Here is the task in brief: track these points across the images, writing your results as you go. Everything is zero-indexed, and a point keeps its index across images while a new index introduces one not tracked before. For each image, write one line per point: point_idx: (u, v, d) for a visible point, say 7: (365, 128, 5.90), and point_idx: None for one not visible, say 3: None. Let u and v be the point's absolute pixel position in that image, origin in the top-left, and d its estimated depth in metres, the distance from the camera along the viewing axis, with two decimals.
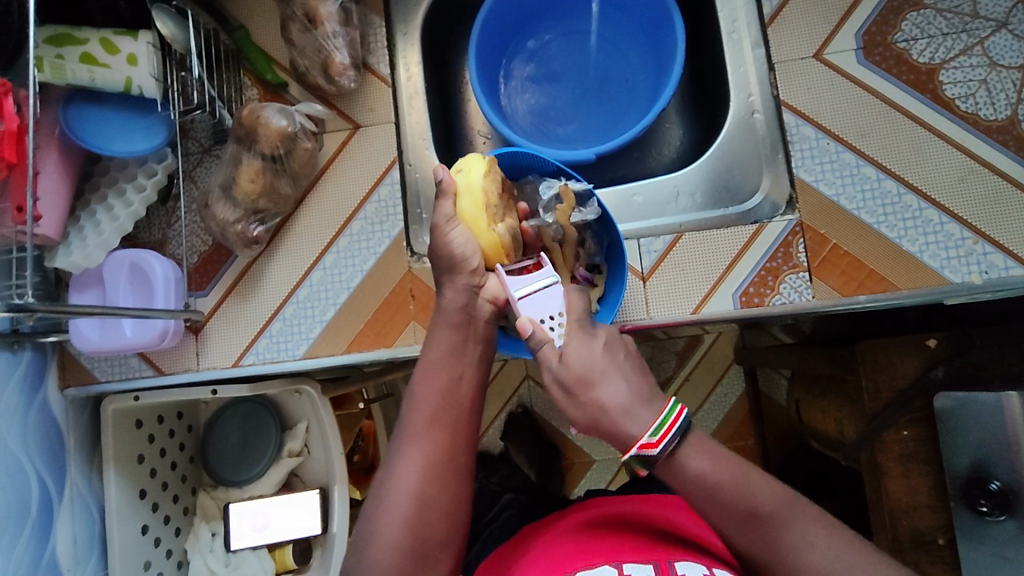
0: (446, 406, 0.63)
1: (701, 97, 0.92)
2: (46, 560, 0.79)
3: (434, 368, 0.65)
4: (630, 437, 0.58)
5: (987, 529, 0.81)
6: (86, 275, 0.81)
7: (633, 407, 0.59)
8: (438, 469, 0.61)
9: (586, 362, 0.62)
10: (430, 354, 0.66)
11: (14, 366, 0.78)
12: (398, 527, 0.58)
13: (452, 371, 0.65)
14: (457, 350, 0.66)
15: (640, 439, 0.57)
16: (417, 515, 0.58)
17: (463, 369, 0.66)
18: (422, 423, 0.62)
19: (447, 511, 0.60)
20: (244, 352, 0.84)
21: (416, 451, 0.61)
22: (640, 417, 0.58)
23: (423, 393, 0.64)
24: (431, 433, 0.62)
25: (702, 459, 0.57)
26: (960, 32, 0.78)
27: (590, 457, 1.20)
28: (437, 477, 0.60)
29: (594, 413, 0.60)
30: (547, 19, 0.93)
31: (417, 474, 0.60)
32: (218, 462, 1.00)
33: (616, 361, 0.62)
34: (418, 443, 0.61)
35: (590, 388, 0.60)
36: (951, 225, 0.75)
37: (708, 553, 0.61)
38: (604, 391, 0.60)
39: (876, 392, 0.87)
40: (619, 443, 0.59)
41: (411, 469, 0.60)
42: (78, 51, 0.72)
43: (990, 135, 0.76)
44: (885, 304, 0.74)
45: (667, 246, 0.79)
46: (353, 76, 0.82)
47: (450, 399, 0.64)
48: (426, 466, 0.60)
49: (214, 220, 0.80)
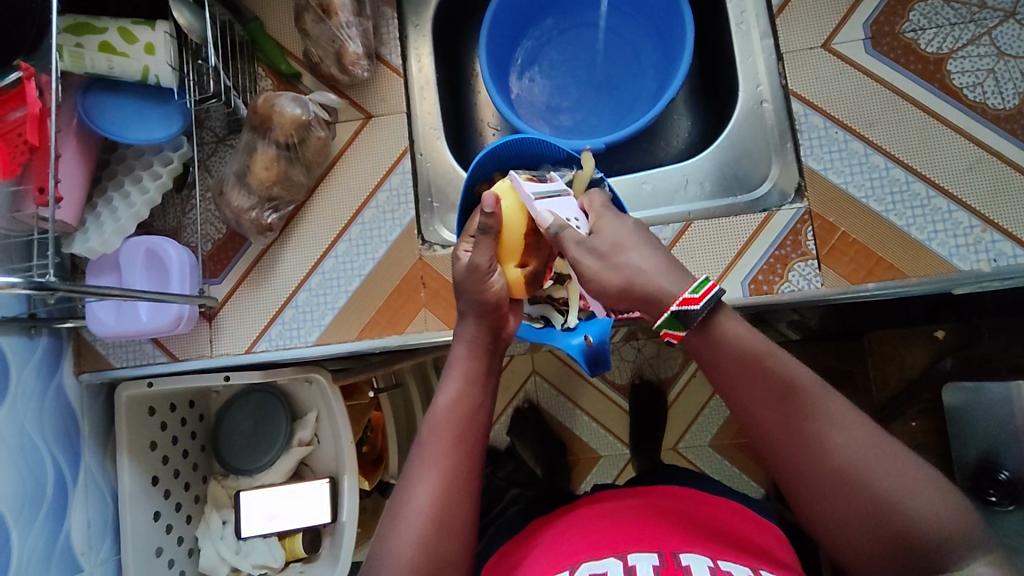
0: (465, 428, 0.60)
1: (710, 89, 0.93)
2: (61, 544, 0.80)
3: (454, 389, 0.62)
4: (669, 294, 0.51)
5: (999, 521, 0.79)
6: (103, 261, 0.82)
7: (665, 271, 0.53)
8: (457, 492, 0.57)
9: (614, 234, 0.57)
10: (452, 376, 0.63)
11: (32, 350, 0.79)
12: (412, 551, 0.54)
13: (473, 398, 0.62)
14: (477, 375, 0.63)
15: (681, 295, 0.50)
16: (433, 537, 0.55)
17: (483, 394, 0.63)
18: (442, 444, 0.59)
19: (461, 534, 0.57)
20: (257, 338, 0.84)
21: (433, 474, 0.57)
22: (675, 280, 0.52)
23: (441, 414, 0.60)
24: (452, 453, 0.58)
25: (738, 327, 0.50)
26: (968, 22, 0.79)
27: (596, 451, 1.21)
28: (454, 501, 0.57)
29: (628, 276, 0.53)
30: (557, 11, 0.94)
31: (434, 497, 0.56)
32: (229, 450, 1.01)
33: (646, 234, 0.57)
34: (435, 465, 0.58)
35: (622, 253, 0.55)
36: (959, 214, 0.75)
37: (718, 542, 0.61)
38: (637, 257, 0.54)
39: (884, 382, 0.95)
40: (655, 304, 0.52)
41: (427, 490, 0.56)
42: (97, 40, 0.73)
43: (998, 124, 0.76)
44: (894, 292, 0.75)
45: (676, 234, 0.80)
46: (366, 65, 0.83)
47: (471, 423, 0.61)
48: (444, 487, 0.57)
49: (229, 207, 0.81)
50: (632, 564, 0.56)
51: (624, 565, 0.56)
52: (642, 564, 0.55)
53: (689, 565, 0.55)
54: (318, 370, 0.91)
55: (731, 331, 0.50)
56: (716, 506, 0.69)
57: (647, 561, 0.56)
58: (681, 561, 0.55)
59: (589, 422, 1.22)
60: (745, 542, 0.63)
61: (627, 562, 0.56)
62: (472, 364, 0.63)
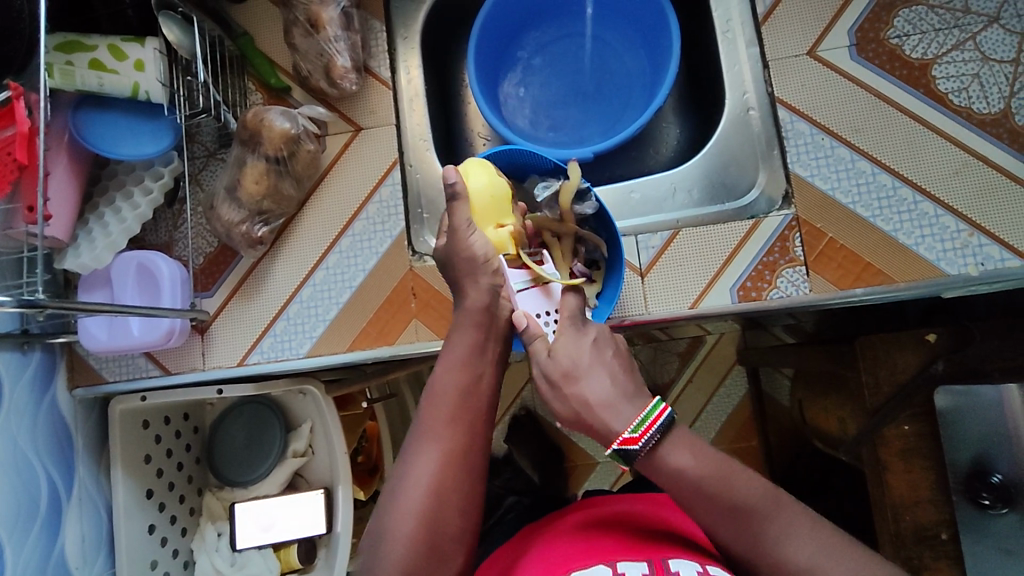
0: (464, 402, 0.62)
1: (698, 96, 0.94)
2: (55, 558, 0.80)
3: (454, 363, 0.64)
4: (613, 432, 0.58)
5: (990, 523, 0.81)
6: (94, 276, 0.82)
7: (616, 402, 0.59)
8: (453, 471, 0.59)
9: (571, 357, 0.62)
10: (452, 351, 0.65)
11: (24, 366, 0.79)
12: (415, 521, 0.57)
13: (472, 373, 0.64)
14: (476, 349, 0.65)
15: (622, 434, 0.57)
16: (433, 510, 0.57)
17: (483, 367, 0.65)
18: (439, 423, 0.61)
19: (462, 508, 0.59)
20: (249, 351, 0.85)
21: (434, 446, 0.60)
22: (622, 413, 0.58)
23: (442, 389, 0.62)
24: (447, 434, 0.60)
25: (683, 454, 0.56)
26: (952, 27, 0.79)
27: (594, 459, 1.20)
28: (454, 474, 0.59)
29: (575, 406, 0.60)
30: (545, 22, 0.95)
31: (435, 468, 0.58)
32: (224, 462, 1.01)
33: (603, 359, 0.62)
34: (437, 438, 0.60)
35: (574, 383, 0.61)
36: (946, 218, 0.75)
37: (706, 551, 0.61)
38: (588, 386, 0.60)
39: (877, 387, 0.88)
40: (602, 438, 0.59)
41: (429, 463, 0.59)
42: (87, 58, 0.74)
43: (984, 128, 0.77)
44: (883, 297, 0.75)
45: (664, 242, 0.81)
46: (354, 78, 0.84)
47: (471, 396, 0.63)
48: (445, 461, 0.59)
49: (220, 221, 0.82)
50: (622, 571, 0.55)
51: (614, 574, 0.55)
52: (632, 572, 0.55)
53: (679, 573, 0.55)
54: (311, 381, 0.91)
55: (677, 464, 0.56)
56: None
57: (637, 569, 0.56)
58: (669, 567, 0.56)
59: (585, 430, 1.22)
60: (730, 556, 0.63)
61: (617, 568, 0.56)
62: (474, 335, 0.65)
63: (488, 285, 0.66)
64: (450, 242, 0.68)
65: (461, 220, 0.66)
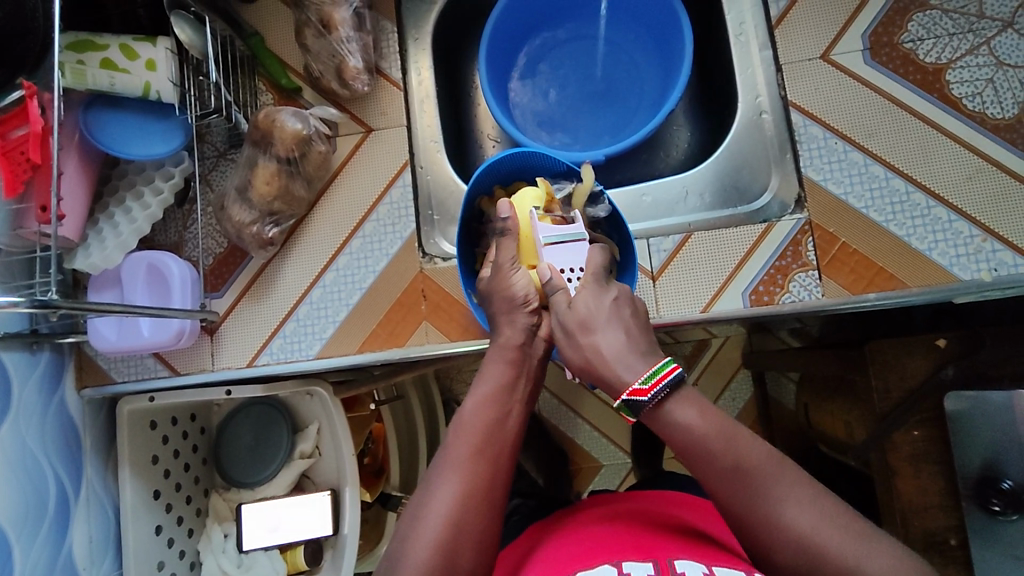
0: (492, 437, 0.60)
1: (709, 100, 0.94)
2: (63, 558, 0.80)
3: (486, 397, 0.63)
4: (624, 381, 0.58)
5: (1000, 529, 0.84)
6: (104, 276, 0.82)
7: (628, 356, 0.59)
8: (474, 498, 0.57)
9: (589, 307, 0.63)
10: (484, 381, 0.64)
11: (33, 366, 0.79)
12: (428, 553, 0.54)
13: (501, 407, 0.62)
14: (506, 387, 0.64)
15: (632, 385, 0.57)
16: (450, 543, 0.55)
17: (513, 404, 0.64)
18: (464, 450, 0.59)
19: (477, 543, 0.57)
20: (258, 352, 0.85)
21: (455, 475, 0.57)
22: (633, 366, 0.59)
23: (471, 422, 0.61)
24: (474, 462, 0.59)
25: (689, 411, 0.56)
26: (966, 32, 0.79)
27: (598, 461, 1.20)
28: (474, 508, 0.57)
29: (590, 356, 0.61)
30: (556, 24, 0.94)
31: (456, 496, 0.57)
32: (230, 464, 1.01)
33: (620, 315, 0.62)
34: (462, 469, 0.58)
35: (589, 334, 0.62)
36: (959, 223, 0.75)
37: (717, 549, 0.59)
38: (602, 337, 0.61)
39: (887, 392, 0.87)
40: (614, 388, 0.60)
41: (451, 494, 0.57)
42: (99, 57, 0.74)
43: (997, 133, 0.76)
44: (896, 301, 0.74)
45: (676, 245, 0.80)
46: (366, 80, 0.84)
47: (499, 431, 0.61)
48: (466, 493, 0.57)
49: (231, 222, 0.82)
50: (627, 571, 0.54)
51: (619, 573, 0.54)
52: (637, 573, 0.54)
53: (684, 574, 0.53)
54: (319, 383, 0.91)
55: (684, 417, 0.56)
56: (710, 513, 0.69)
57: (642, 569, 0.54)
58: (675, 568, 0.54)
59: (591, 432, 1.21)
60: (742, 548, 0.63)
61: (622, 568, 0.54)
62: (506, 373, 0.64)
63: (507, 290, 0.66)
64: (491, 276, 0.70)
65: (506, 256, 0.70)
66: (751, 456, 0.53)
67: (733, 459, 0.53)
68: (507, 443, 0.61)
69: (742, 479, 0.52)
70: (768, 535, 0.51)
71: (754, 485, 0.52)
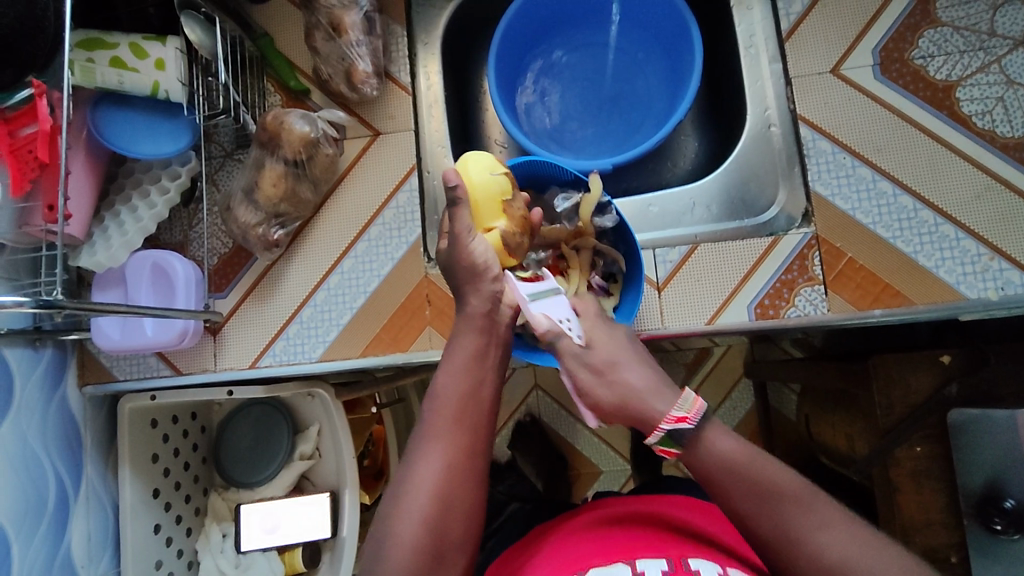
0: (468, 402, 0.61)
1: (718, 110, 0.94)
2: (61, 557, 0.79)
3: (458, 363, 0.63)
4: (657, 417, 0.60)
5: (1001, 548, 0.85)
6: (109, 275, 0.82)
7: (657, 387, 0.62)
8: (456, 475, 0.58)
9: (610, 351, 0.64)
10: (456, 351, 0.64)
11: (36, 362, 0.79)
12: (417, 527, 0.55)
13: (475, 376, 0.62)
14: (479, 352, 0.64)
15: (673, 414, 0.59)
16: (439, 514, 0.56)
17: (486, 371, 0.63)
18: (443, 424, 0.59)
19: (465, 513, 0.57)
20: (261, 354, 0.84)
21: (436, 453, 0.58)
22: (663, 399, 0.61)
23: (446, 390, 0.61)
24: (452, 435, 0.59)
25: (725, 441, 0.58)
26: (977, 49, 0.79)
27: (597, 466, 1.20)
28: (457, 479, 0.57)
29: (620, 395, 0.62)
30: (565, 31, 0.94)
31: (438, 474, 0.57)
32: (230, 463, 1.00)
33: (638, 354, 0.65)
34: (442, 439, 0.59)
35: (616, 370, 0.63)
36: (967, 242, 0.75)
37: (720, 547, 0.61)
38: (630, 374, 0.63)
39: (889, 408, 0.89)
40: (646, 425, 0.60)
41: (433, 464, 0.57)
42: (109, 56, 0.74)
43: (1007, 152, 0.76)
44: (902, 318, 0.74)
45: (682, 257, 0.80)
46: (375, 83, 0.84)
47: (474, 398, 0.61)
48: (450, 462, 0.58)
49: (237, 223, 0.82)
50: (641, 569, 0.55)
51: (633, 571, 0.54)
52: (651, 571, 0.54)
53: (699, 572, 0.54)
54: (320, 385, 0.92)
55: (722, 447, 0.57)
56: (711, 513, 0.69)
57: (656, 566, 0.55)
58: (689, 566, 0.55)
59: (590, 437, 1.21)
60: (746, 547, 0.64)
61: (635, 567, 0.55)
62: (477, 341, 0.64)
63: (492, 291, 0.65)
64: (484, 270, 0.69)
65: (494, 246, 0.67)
66: (780, 483, 0.55)
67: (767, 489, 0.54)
68: (484, 412, 0.62)
69: (756, 497, 0.55)
70: (799, 557, 0.52)
71: (774, 503, 0.54)
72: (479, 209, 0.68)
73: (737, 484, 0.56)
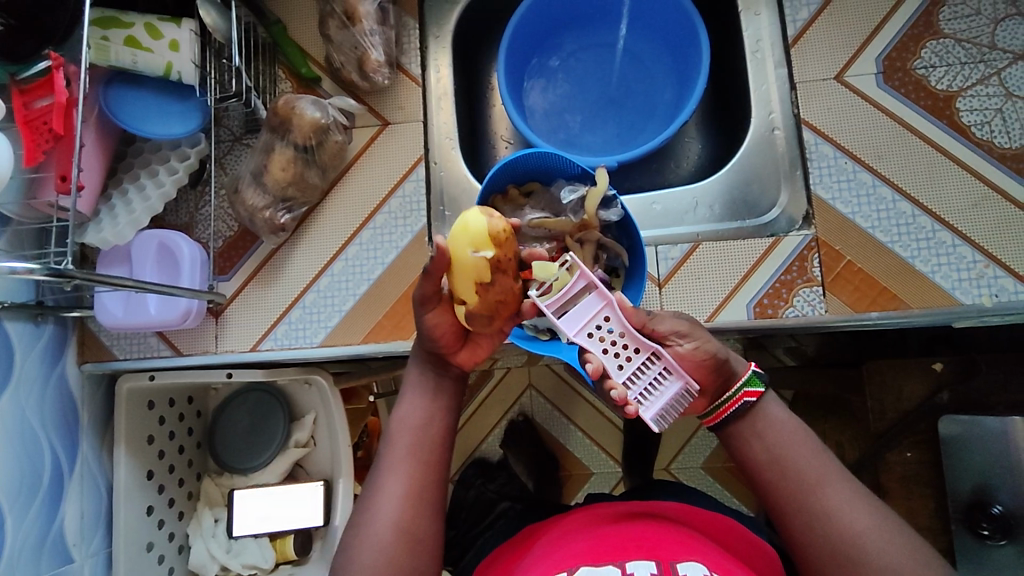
0: (425, 436, 0.61)
1: (723, 115, 0.95)
2: (53, 535, 0.79)
3: (417, 399, 0.63)
4: (735, 375, 0.59)
5: (988, 554, 0.87)
6: (115, 251, 0.82)
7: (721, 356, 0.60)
8: (414, 516, 0.57)
9: None
10: (410, 390, 0.63)
11: (36, 338, 0.79)
12: (377, 551, 0.55)
13: (428, 411, 0.62)
14: (436, 385, 0.63)
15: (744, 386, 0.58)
16: (395, 552, 0.55)
17: (440, 407, 0.63)
18: (397, 463, 0.59)
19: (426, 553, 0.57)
20: (263, 336, 0.85)
21: (392, 493, 0.57)
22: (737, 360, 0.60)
23: (402, 425, 0.61)
24: (408, 475, 0.58)
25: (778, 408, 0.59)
26: (977, 62, 0.81)
27: (588, 468, 1.17)
28: (413, 519, 0.57)
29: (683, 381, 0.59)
30: (573, 31, 0.96)
31: (393, 514, 0.56)
32: (224, 449, 1.00)
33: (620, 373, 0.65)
34: (400, 473, 0.58)
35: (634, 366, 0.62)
36: (963, 249, 0.76)
37: (713, 549, 0.61)
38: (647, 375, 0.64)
39: (882, 413, 0.96)
40: (725, 375, 0.59)
41: (388, 504, 0.57)
42: (123, 34, 0.75)
43: (1004, 162, 0.78)
44: (896, 322, 0.76)
45: (684, 254, 0.81)
46: (387, 73, 0.85)
47: (428, 434, 0.61)
48: (407, 496, 0.58)
49: (244, 205, 0.82)
50: (631, 571, 0.56)
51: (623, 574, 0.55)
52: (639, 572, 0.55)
53: None
54: (318, 372, 0.93)
55: (775, 412, 0.58)
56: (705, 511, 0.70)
57: (645, 569, 0.56)
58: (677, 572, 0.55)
59: (583, 438, 1.19)
60: (736, 547, 0.66)
61: (625, 569, 0.56)
62: (429, 378, 0.63)
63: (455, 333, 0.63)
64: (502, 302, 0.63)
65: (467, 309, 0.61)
66: (812, 464, 0.55)
67: (808, 460, 0.55)
68: (442, 448, 0.61)
69: (782, 473, 0.55)
70: (818, 532, 0.53)
71: (800, 479, 0.55)
72: (456, 283, 0.60)
73: (765, 453, 0.57)
